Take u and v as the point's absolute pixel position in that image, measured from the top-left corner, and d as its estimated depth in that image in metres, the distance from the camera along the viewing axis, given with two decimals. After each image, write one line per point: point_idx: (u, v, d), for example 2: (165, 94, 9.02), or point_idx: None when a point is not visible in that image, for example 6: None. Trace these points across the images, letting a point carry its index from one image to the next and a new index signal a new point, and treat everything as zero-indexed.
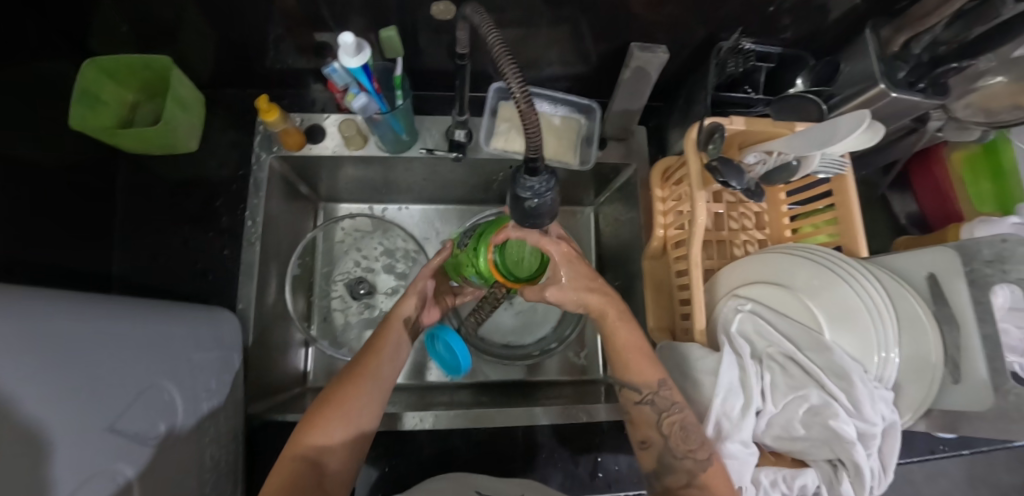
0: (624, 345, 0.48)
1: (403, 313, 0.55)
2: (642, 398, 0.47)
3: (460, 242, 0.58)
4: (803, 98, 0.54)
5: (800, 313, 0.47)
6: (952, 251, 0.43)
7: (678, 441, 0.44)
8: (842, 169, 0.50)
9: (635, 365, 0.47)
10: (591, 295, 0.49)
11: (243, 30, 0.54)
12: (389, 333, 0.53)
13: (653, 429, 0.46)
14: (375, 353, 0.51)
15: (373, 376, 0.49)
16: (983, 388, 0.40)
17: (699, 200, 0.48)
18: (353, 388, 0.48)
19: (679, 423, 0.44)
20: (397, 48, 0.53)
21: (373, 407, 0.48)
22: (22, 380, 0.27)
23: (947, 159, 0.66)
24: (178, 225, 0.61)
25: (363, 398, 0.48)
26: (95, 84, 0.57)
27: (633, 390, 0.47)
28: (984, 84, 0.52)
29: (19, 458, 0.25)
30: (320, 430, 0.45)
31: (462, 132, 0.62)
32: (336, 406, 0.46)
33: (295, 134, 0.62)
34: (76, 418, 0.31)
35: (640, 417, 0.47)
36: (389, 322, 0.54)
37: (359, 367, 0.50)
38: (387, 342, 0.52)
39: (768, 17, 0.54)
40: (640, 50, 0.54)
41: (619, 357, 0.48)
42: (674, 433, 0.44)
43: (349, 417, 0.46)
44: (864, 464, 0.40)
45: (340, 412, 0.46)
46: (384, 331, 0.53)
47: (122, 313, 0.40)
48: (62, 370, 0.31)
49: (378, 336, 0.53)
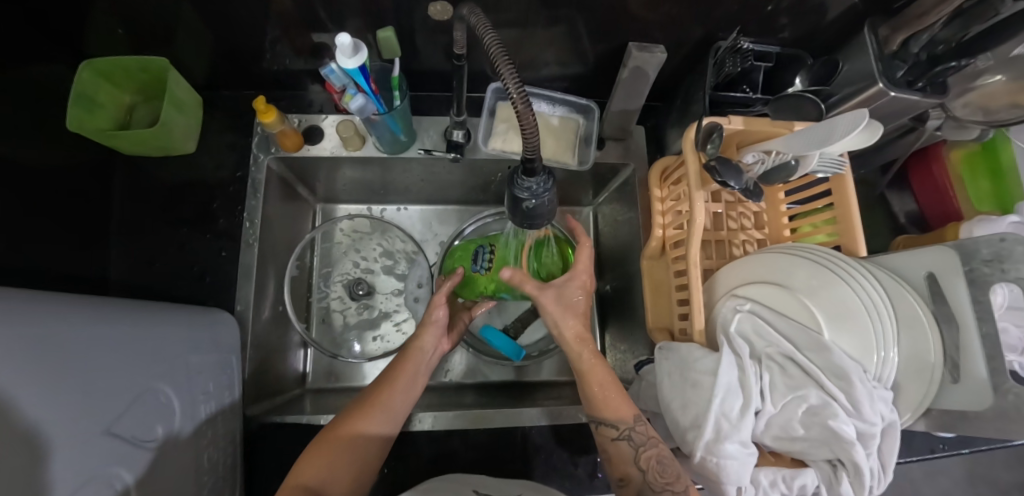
0: (601, 383, 0.49)
1: (421, 345, 0.57)
2: (619, 435, 0.47)
3: (472, 268, 0.61)
4: (802, 98, 0.54)
5: (800, 313, 0.47)
6: (951, 251, 0.43)
7: (656, 475, 0.45)
8: (842, 168, 0.49)
9: (610, 401, 0.48)
10: (572, 328, 0.52)
11: (240, 32, 0.54)
12: (406, 365, 0.54)
13: (630, 465, 0.47)
14: (389, 385, 0.52)
15: (384, 408, 0.50)
16: (983, 388, 0.40)
17: (698, 201, 0.48)
18: (363, 419, 0.48)
19: (656, 457, 0.46)
20: (395, 49, 0.53)
21: (379, 441, 0.48)
22: (19, 385, 0.27)
23: (947, 157, 0.66)
24: (175, 228, 0.61)
25: (370, 430, 0.48)
26: (92, 86, 0.56)
27: (611, 427, 0.48)
28: (981, 84, 0.52)
29: (15, 464, 0.25)
30: (327, 459, 0.45)
31: (460, 133, 0.62)
32: (345, 438, 0.47)
33: (293, 135, 0.62)
34: (73, 422, 0.31)
35: (617, 453, 0.47)
36: (407, 355, 0.55)
37: (373, 397, 0.51)
38: (405, 376, 0.53)
39: (766, 16, 0.54)
40: (638, 50, 0.54)
41: (598, 392, 0.49)
42: (652, 468, 0.45)
43: (355, 449, 0.47)
44: (864, 463, 0.40)
45: (347, 443, 0.47)
46: (402, 365, 0.54)
47: (119, 315, 0.40)
48: (59, 375, 0.30)
49: (395, 367, 0.55)
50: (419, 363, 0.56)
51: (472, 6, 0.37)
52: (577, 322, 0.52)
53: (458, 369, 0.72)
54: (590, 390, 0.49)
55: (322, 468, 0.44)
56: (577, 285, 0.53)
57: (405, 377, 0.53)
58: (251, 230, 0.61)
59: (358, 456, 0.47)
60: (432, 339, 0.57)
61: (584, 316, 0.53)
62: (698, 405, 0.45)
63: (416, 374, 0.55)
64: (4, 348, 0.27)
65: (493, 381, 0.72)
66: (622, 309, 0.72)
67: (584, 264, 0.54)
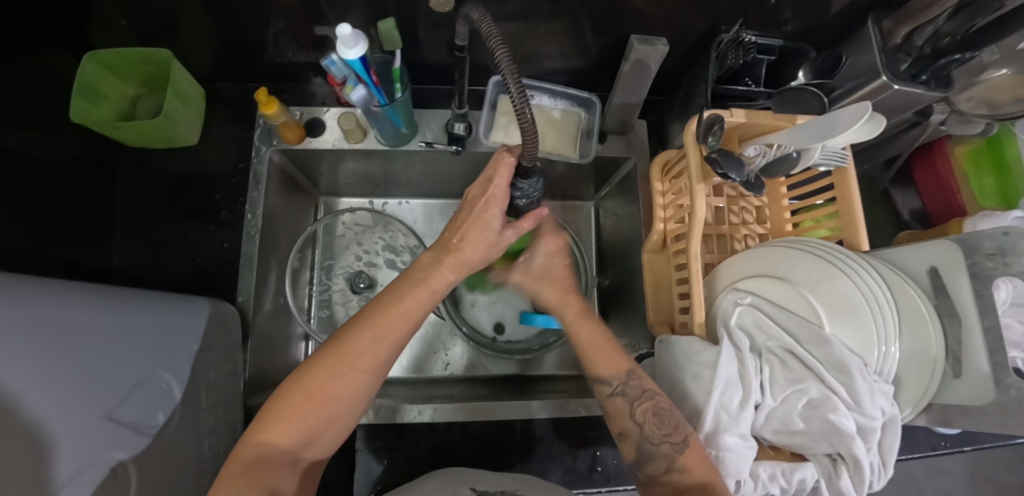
0: (588, 341, 0.52)
1: (435, 286, 0.42)
2: (613, 390, 0.48)
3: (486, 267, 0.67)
4: (804, 92, 0.54)
5: (801, 307, 0.47)
6: (953, 244, 0.43)
7: (653, 427, 0.44)
8: (843, 161, 0.49)
9: (603, 357, 0.50)
10: (549, 291, 0.56)
11: (243, 25, 0.55)
12: (397, 309, 0.41)
13: (628, 419, 0.46)
14: (375, 335, 0.40)
15: (364, 369, 0.39)
16: (984, 382, 0.40)
17: (698, 193, 0.48)
18: (333, 379, 0.38)
19: (653, 410, 0.45)
20: (396, 41, 0.53)
21: (358, 399, 0.40)
22: (13, 368, 0.27)
23: (951, 152, 0.65)
24: (178, 218, 0.61)
25: (348, 386, 0.38)
26: (96, 77, 0.57)
27: (605, 383, 0.49)
28: (986, 78, 0.52)
29: (10, 444, 0.25)
30: (292, 424, 0.37)
31: (461, 125, 0.62)
32: (320, 394, 0.38)
33: (295, 128, 0.62)
34: (71, 407, 0.31)
35: (613, 409, 0.48)
36: (407, 294, 0.42)
37: (353, 347, 0.39)
38: (399, 323, 0.41)
39: (769, 9, 0.54)
40: (640, 42, 0.54)
41: (589, 349, 0.51)
42: (648, 421, 0.45)
43: (330, 411, 0.38)
44: (864, 458, 0.40)
45: (319, 403, 0.38)
46: (398, 306, 0.41)
47: (121, 304, 0.40)
48: (57, 359, 0.31)
49: (384, 308, 0.41)
50: (423, 303, 0.42)
51: (480, 11, 0.37)
52: (555, 288, 0.56)
53: (458, 362, 0.72)
54: (579, 349, 0.51)
55: (288, 431, 0.37)
56: (545, 252, 0.58)
57: (400, 327, 0.41)
58: (252, 221, 0.61)
59: (332, 417, 0.38)
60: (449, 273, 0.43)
61: (563, 280, 0.57)
62: (698, 397, 0.45)
63: (416, 319, 0.42)
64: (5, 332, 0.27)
65: (494, 375, 0.72)
66: (622, 303, 0.72)
67: (547, 231, 0.57)
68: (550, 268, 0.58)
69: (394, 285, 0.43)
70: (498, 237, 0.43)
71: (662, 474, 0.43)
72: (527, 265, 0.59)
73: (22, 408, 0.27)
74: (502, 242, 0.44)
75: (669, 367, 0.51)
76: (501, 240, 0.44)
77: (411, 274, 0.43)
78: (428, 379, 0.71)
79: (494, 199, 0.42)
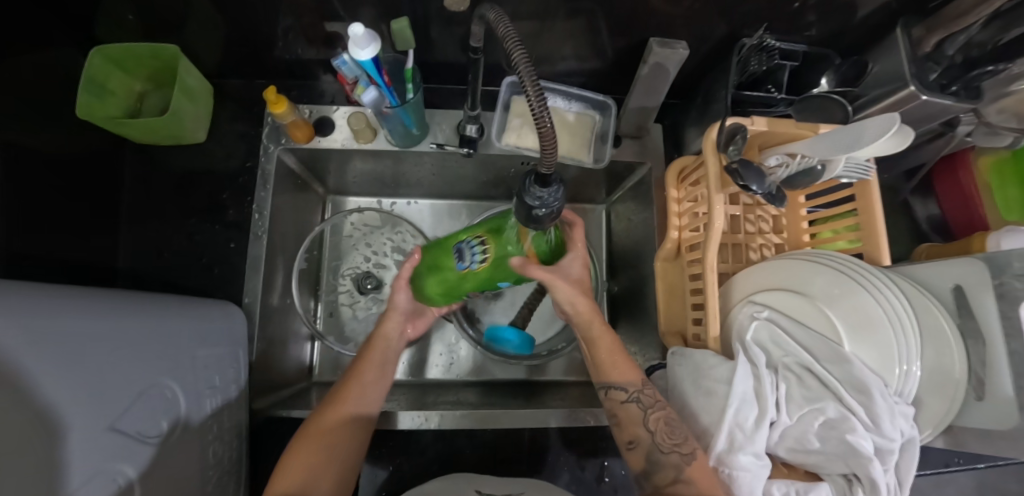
0: (607, 347, 0.50)
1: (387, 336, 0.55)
2: (628, 397, 0.47)
3: (458, 268, 0.51)
4: (828, 99, 0.52)
5: (820, 323, 0.45)
6: (980, 264, 0.42)
7: (665, 435, 0.44)
8: (866, 175, 0.47)
9: (617, 364, 0.49)
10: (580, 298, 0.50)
11: (250, 21, 0.53)
12: (372, 356, 0.53)
13: (639, 426, 0.46)
14: (356, 378, 0.51)
15: (353, 408, 0.49)
16: (1009, 406, 0.39)
17: (717, 203, 0.47)
18: (325, 420, 0.47)
19: (664, 419, 0.46)
20: (408, 39, 0.51)
21: (356, 433, 0.48)
22: (9, 397, 0.25)
23: (974, 164, 0.63)
24: (185, 217, 0.60)
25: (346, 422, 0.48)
26: (102, 73, 0.56)
27: (619, 390, 0.48)
28: (1016, 89, 0.49)
29: (23, 458, 0.25)
30: (302, 464, 0.44)
31: (473, 127, 0.61)
32: (323, 432, 0.47)
33: (303, 126, 0.61)
34: (71, 429, 0.29)
35: (626, 417, 0.47)
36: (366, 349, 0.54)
37: (343, 392, 0.49)
38: (371, 366, 0.52)
39: (794, 14, 0.52)
40: (659, 45, 0.52)
41: (606, 357, 0.50)
42: (660, 429, 0.45)
43: (333, 446, 0.46)
44: (881, 480, 0.39)
45: (322, 441, 0.46)
46: (364, 359, 0.53)
47: (128, 308, 0.40)
48: (56, 379, 0.29)
49: (361, 359, 0.53)
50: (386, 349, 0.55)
51: (497, 9, 0.36)
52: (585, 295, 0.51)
53: (465, 365, 0.72)
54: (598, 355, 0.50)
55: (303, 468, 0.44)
56: (579, 261, 0.53)
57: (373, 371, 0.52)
58: (260, 222, 0.60)
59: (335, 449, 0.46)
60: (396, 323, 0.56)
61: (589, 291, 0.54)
62: (711, 413, 0.44)
63: (382, 364, 0.54)
64: (17, 345, 0.27)
65: (499, 380, 0.72)
66: (633, 309, 0.71)
67: (579, 242, 0.54)
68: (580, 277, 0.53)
69: (363, 345, 0.55)
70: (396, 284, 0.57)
71: (668, 485, 0.42)
72: (567, 270, 0.52)
73: (21, 436, 0.25)
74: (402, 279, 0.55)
75: (679, 382, 0.50)
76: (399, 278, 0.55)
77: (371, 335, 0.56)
78: (432, 382, 0.71)
79: None
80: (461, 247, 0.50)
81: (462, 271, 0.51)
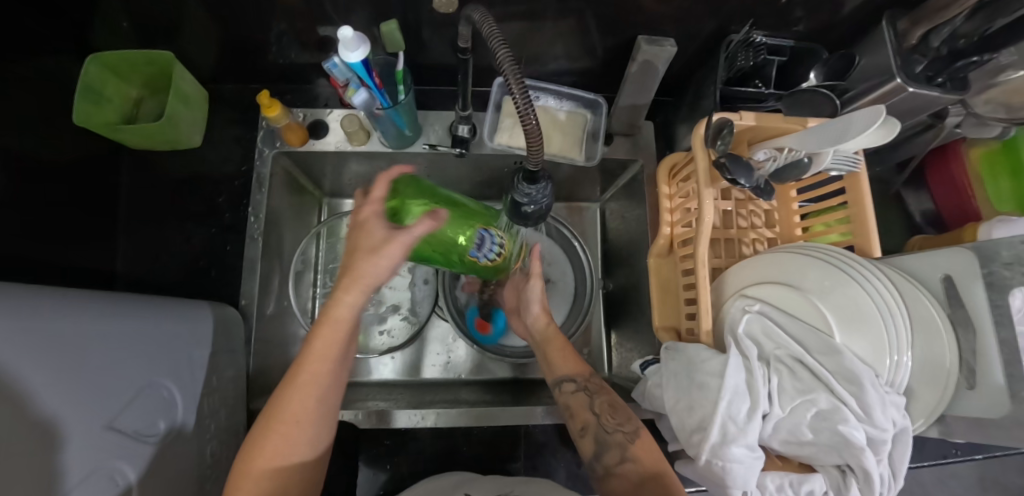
0: (557, 348, 0.56)
1: (339, 318, 0.39)
2: (577, 386, 0.52)
3: (468, 252, 0.54)
4: (816, 93, 0.53)
5: (812, 315, 0.45)
6: (969, 254, 0.42)
7: (609, 416, 0.49)
8: (855, 166, 0.48)
9: (565, 360, 0.55)
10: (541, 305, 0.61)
11: (244, 26, 0.54)
12: (322, 349, 0.39)
13: (587, 411, 0.50)
14: (305, 383, 0.39)
15: (305, 421, 0.39)
16: (1000, 394, 0.39)
17: (706, 198, 0.47)
18: (280, 438, 0.38)
19: (608, 403, 0.51)
20: (399, 44, 0.53)
21: (312, 447, 0.40)
22: (5, 394, 0.26)
23: (965, 155, 0.63)
24: (182, 221, 0.61)
25: (302, 438, 0.39)
26: (99, 80, 0.57)
27: (569, 380, 0.53)
28: (1003, 80, 0.50)
29: (20, 456, 0.26)
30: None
31: (465, 127, 0.61)
32: (274, 455, 0.38)
33: (297, 129, 0.62)
34: (67, 428, 0.30)
35: (575, 404, 0.51)
36: (316, 335, 0.39)
37: (289, 403, 0.38)
38: (324, 364, 0.39)
39: (781, 10, 0.52)
40: (647, 43, 0.53)
41: (557, 355, 0.55)
42: (605, 411, 0.50)
43: (286, 471, 0.38)
44: (873, 470, 0.39)
45: (274, 468, 0.38)
46: (314, 351, 0.39)
47: (126, 310, 0.40)
48: (53, 378, 0.30)
49: (307, 351, 0.39)
50: (341, 339, 0.40)
51: (482, 10, 0.37)
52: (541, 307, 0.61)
53: (462, 365, 0.73)
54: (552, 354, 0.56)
55: None
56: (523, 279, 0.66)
57: (325, 370, 0.39)
58: (255, 224, 0.61)
59: (297, 470, 0.39)
60: (362, 294, 0.39)
61: None
62: (704, 407, 0.44)
63: (338, 358, 0.40)
64: (14, 346, 0.27)
65: (498, 378, 0.72)
66: (628, 306, 0.71)
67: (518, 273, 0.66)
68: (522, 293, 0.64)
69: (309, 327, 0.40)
70: (388, 240, 0.39)
71: (616, 465, 0.46)
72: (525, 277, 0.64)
73: (18, 433, 0.26)
74: (405, 238, 0.38)
75: (672, 374, 0.50)
76: (404, 234, 0.38)
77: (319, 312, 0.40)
78: (429, 382, 0.71)
79: (371, 217, 0.41)
80: (486, 237, 0.53)
81: (471, 257, 0.54)
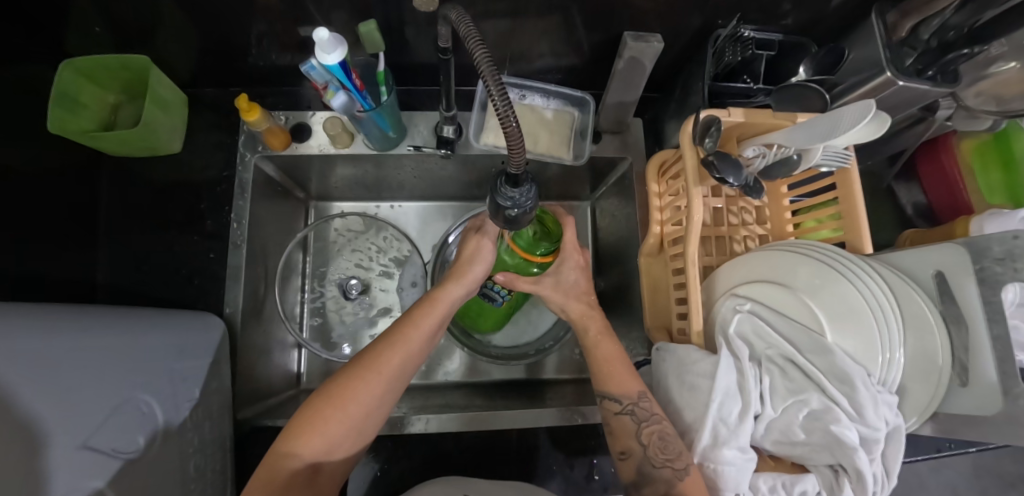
0: (606, 359, 0.50)
1: (443, 297, 0.49)
2: (622, 409, 0.47)
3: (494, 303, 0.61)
4: (806, 87, 0.50)
5: (802, 314, 0.45)
6: (961, 249, 0.41)
7: (656, 450, 0.44)
8: (847, 161, 0.46)
9: (614, 376, 0.49)
10: (574, 303, 0.53)
11: (223, 28, 0.53)
12: (422, 322, 0.47)
13: (632, 439, 0.46)
14: (392, 346, 0.45)
15: (389, 368, 0.44)
16: (993, 392, 0.38)
17: (695, 196, 0.46)
18: (365, 384, 0.43)
19: (658, 434, 0.45)
20: (377, 42, 0.50)
21: (382, 401, 0.44)
22: None
23: (957, 146, 0.63)
24: (162, 229, 0.60)
25: (373, 392, 0.43)
26: (73, 85, 0.55)
27: (614, 401, 0.48)
28: (994, 71, 0.51)
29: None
30: (323, 431, 0.41)
31: (450, 128, 0.61)
32: (351, 397, 0.42)
33: (280, 133, 0.61)
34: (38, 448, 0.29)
35: (620, 427, 0.47)
36: (417, 309, 0.48)
37: (379, 357, 0.44)
38: (417, 334, 0.46)
39: (769, 3, 0.52)
40: (634, 39, 0.52)
41: (602, 366, 0.50)
42: (653, 444, 0.44)
43: (350, 416, 0.42)
44: (866, 471, 0.38)
45: (343, 409, 0.42)
46: (404, 336, 0.46)
47: (95, 327, 0.39)
48: (19, 399, 0.29)
49: (403, 323, 0.47)
50: (440, 316, 0.48)
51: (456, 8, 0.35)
52: (582, 303, 0.53)
53: (457, 370, 0.72)
54: (595, 364, 0.50)
55: (314, 441, 0.41)
56: (574, 268, 0.53)
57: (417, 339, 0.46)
58: (239, 231, 0.60)
59: (343, 440, 0.42)
60: (462, 288, 0.50)
61: (587, 293, 0.54)
62: (696, 408, 0.44)
63: (430, 331, 0.47)
64: None
65: (494, 380, 0.72)
66: (620, 305, 0.70)
67: (572, 244, 0.53)
68: (578, 281, 0.54)
69: (415, 303, 0.49)
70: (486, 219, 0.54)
71: None
72: (559, 277, 0.53)
73: None
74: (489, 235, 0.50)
75: (665, 376, 0.49)
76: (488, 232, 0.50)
77: (427, 293, 0.49)
78: (429, 386, 0.71)
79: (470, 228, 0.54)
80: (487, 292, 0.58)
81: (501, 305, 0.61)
